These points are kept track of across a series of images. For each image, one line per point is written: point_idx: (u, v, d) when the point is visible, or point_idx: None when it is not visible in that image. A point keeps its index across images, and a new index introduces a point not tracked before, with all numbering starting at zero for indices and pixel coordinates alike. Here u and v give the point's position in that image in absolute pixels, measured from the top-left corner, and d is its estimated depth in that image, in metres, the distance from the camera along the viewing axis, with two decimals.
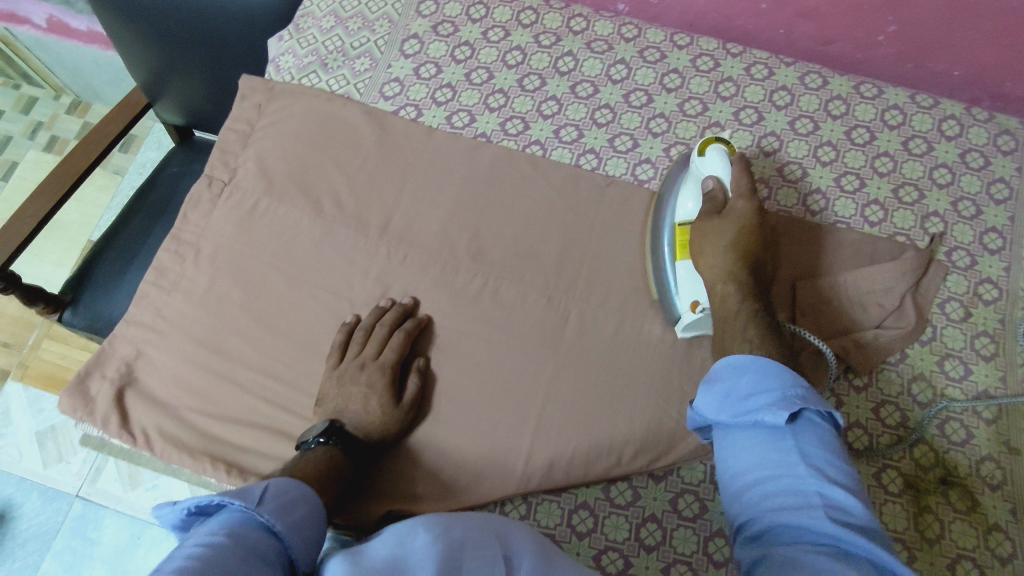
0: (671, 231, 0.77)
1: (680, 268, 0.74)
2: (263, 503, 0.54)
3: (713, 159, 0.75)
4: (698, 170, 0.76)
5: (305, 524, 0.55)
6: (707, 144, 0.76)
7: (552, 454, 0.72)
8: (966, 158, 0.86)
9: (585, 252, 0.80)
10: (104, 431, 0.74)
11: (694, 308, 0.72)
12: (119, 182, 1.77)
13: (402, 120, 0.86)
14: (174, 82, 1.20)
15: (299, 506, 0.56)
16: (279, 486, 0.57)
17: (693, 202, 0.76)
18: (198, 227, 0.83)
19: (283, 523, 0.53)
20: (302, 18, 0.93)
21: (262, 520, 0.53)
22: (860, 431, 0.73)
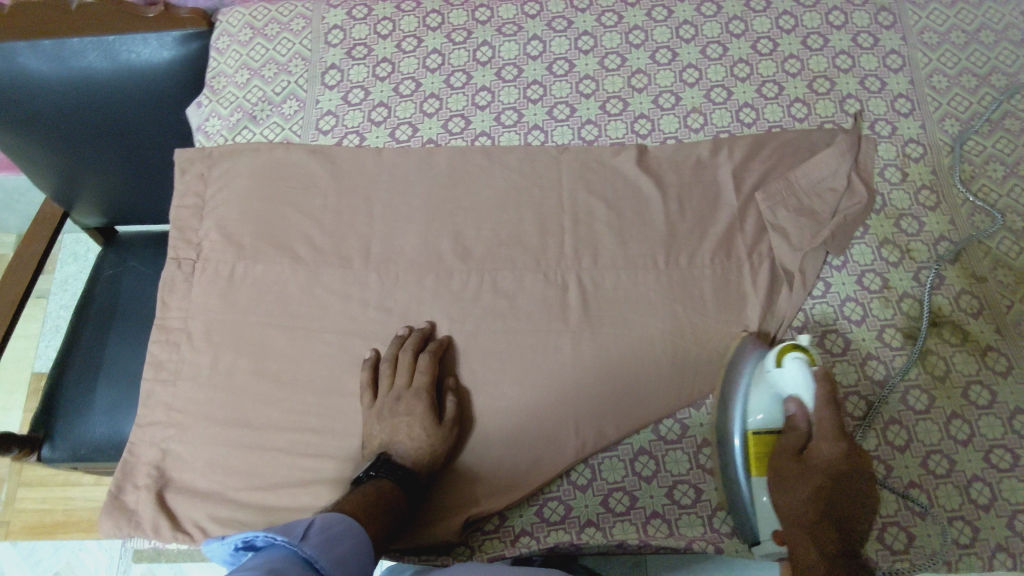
0: (741, 442, 0.72)
1: (755, 483, 0.70)
2: (309, 536, 0.55)
3: (792, 374, 0.69)
4: (773, 380, 0.71)
5: (349, 558, 0.57)
6: (784, 351, 0.71)
7: (597, 414, 0.76)
8: (858, 41, 0.94)
9: (562, 222, 0.84)
10: (157, 537, 0.73)
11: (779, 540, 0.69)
12: (45, 307, 1.68)
13: (349, 150, 0.87)
14: (89, 182, 1.15)
15: (345, 540, 0.58)
16: (324, 521, 0.58)
17: (766, 418, 0.71)
18: (180, 311, 0.81)
19: (328, 556, 0.54)
20: (213, 80, 0.92)
21: (309, 553, 0.53)
22: (854, 304, 0.81)
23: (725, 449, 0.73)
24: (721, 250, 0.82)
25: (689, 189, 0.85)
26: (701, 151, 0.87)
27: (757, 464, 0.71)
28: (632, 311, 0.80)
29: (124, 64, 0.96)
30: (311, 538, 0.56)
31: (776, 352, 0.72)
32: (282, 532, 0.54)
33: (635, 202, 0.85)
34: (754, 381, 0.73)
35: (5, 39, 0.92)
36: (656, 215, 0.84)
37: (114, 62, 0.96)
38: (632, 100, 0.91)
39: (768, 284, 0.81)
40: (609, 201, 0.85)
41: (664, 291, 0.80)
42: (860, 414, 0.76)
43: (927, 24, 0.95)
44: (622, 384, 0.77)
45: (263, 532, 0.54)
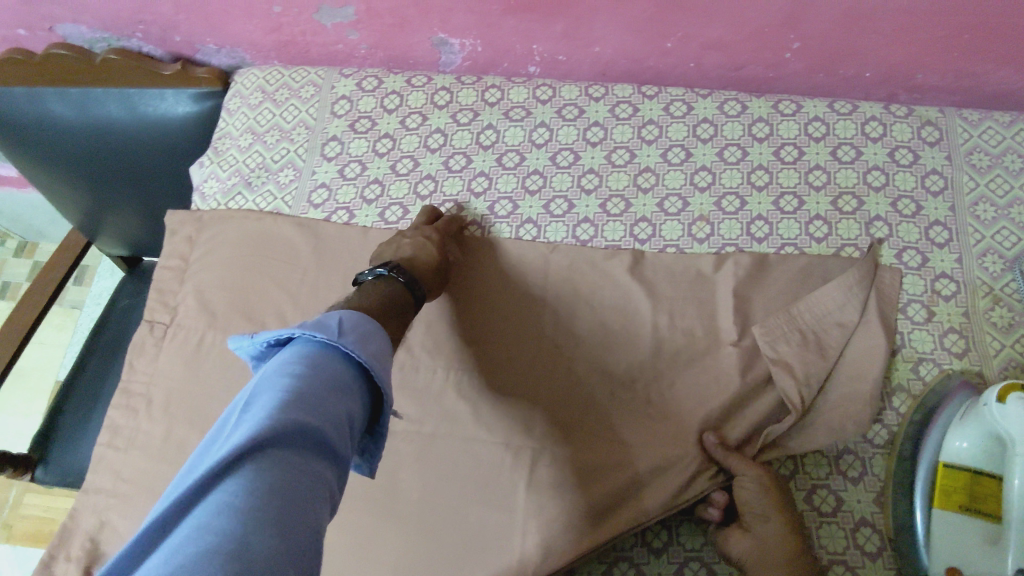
0: (931, 473, 0.68)
1: (937, 516, 0.65)
2: (346, 332, 0.53)
3: (1012, 416, 0.61)
4: (987, 417, 0.64)
5: (383, 356, 0.55)
6: (1009, 391, 0.63)
7: (548, 541, 0.71)
8: (895, 156, 0.86)
9: (539, 327, 0.80)
10: None
11: None
12: (77, 317, 1.75)
13: (335, 226, 0.85)
14: (109, 218, 1.19)
15: (376, 339, 0.56)
16: (353, 318, 0.56)
17: (965, 456, 0.66)
18: (145, 377, 0.81)
19: (366, 354, 0.53)
20: (219, 142, 0.93)
21: (349, 350, 0.52)
22: (852, 458, 0.72)
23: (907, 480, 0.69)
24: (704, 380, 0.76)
25: (681, 305, 0.79)
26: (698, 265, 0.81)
27: (942, 496, 0.66)
28: (601, 426, 0.76)
29: (142, 116, 1.00)
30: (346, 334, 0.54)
31: (1000, 387, 0.64)
32: (317, 328, 0.52)
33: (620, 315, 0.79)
34: (964, 415, 0.67)
35: (35, 85, 0.96)
36: (639, 331, 0.78)
37: (134, 114, 0.99)
38: (635, 201, 0.86)
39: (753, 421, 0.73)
40: (590, 307, 0.80)
41: (634, 419, 0.76)
42: None
43: (977, 144, 0.86)
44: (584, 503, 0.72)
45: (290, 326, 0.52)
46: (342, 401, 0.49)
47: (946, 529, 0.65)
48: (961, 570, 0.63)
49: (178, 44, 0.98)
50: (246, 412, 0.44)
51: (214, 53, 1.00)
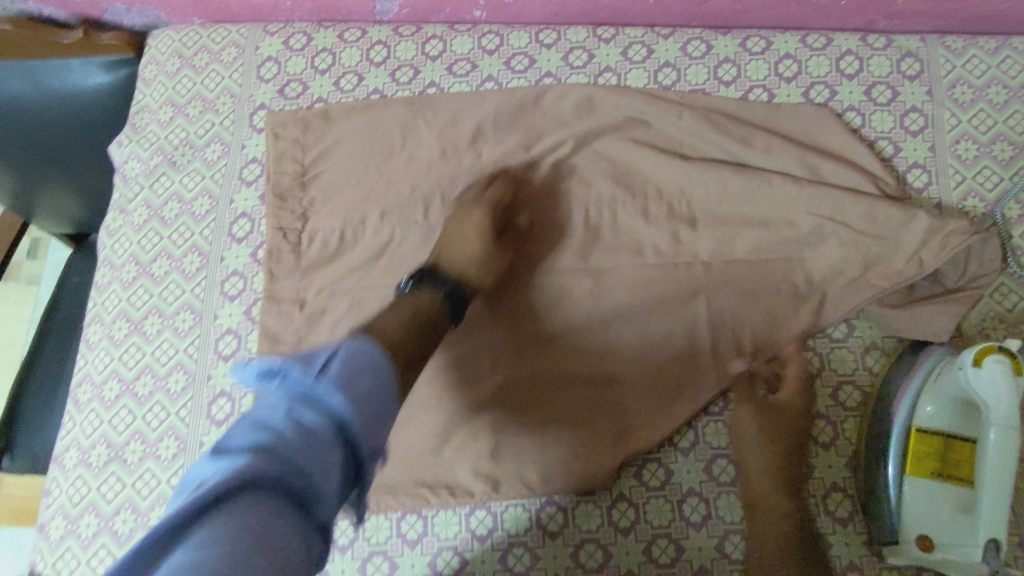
0: (903, 438, 0.65)
1: (909, 484, 0.64)
2: (326, 373, 0.47)
3: (989, 382, 0.59)
4: (962, 381, 0.62)
5: (371, 395, 0.49)
6: (987, 354, 0.60)
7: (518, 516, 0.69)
8: (873, 93, 0.79)
9: (546, 230, 0.76)
10: None
11: (925, 547, 0.62)
12: (34, 292, 1.69)
13: (270, 205, 0.78)
14: (41, 198, 1.11)
15: (369, 375, 0.50)
16: (351, 350, 0.50)
17: (937, 421, 0.64)
18: (78, 377, 0.77)
19: (345, 395, 0.47)
20: (137, 117, 0.84)
21: (323, 392, 0.47)
22: (823, 422, 0.70)
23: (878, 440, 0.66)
24: (673, 322, 0.73)
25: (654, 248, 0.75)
26: (739, 133, 0.77)
27: (913, 462, 0.64)
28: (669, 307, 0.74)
29: (50, 90, 0.91)
30: (332, 370, 0.48)
31: (977, 349, 0.61)
32: (301, 364, 0.48)
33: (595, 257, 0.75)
34: (935, 377, 0.65)
35: None
36: (595, 288, 0.74)
37: (38, 87, 0.91)
38: None
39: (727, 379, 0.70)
40: (726, 159, 0.77)
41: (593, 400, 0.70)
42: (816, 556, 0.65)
43: (960, 75, 0.79)
44: (574, 442, 0.69)
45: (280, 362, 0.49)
46: (303, 490, 0.44)
47: (916, 494, 0.63)
48: (932, 539, 0.62)
49: (79, 3, 0.86)
50: (223, 456, 0.44)
51: (124, 12, 0.88)
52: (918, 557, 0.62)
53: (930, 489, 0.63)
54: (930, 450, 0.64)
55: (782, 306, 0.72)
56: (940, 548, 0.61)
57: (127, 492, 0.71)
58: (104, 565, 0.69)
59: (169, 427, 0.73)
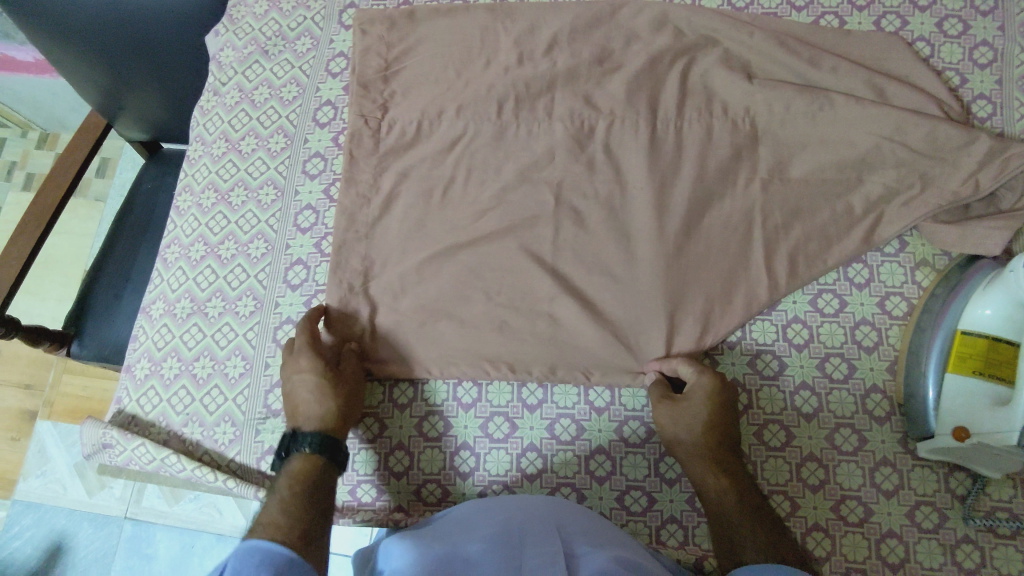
0: (947, 341, 0.67)
1: (949, 382, 0.66)
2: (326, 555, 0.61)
3: None
4: (1014, 285, 0.63)
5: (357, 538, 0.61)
6: None
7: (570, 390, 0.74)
8: (943, 26, 0.81)
9: (614, 132, 0.79)
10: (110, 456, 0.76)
11: (960, 438, 0.64)
12: (101, 208, 1.78)
13: (352, 93, 0.83)
14: (129, 98, 1.19)
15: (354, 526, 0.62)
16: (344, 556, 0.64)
17: (984, 325, 0.65)
18: (168, 241, 0.84)
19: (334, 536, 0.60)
20: (234, 8, 0.90)
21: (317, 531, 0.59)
22: (868, 328, 0.72)
23: (922, 345, 0.69)
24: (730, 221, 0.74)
25: (715, 153, 0.76)
26: (808, 54, 0.79)
27: (955, 362, 0.66)
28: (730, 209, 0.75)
29: None
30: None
31: None
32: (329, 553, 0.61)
33: (656, 159, 0.77)
34: (986, 286, 0.66)
35: None
36: (655, 189, 0.75)
37: None
38: None
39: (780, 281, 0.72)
40: (794, 77, 0.79)
41: (645, 293, 0.73)
42: (850, 448, 0.69)
43: None
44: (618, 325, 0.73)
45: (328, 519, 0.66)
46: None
47: (957, 393, 0.65)
48: (967, 430, 0.63)
49: None
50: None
51: None
52: (952, 450, 0.65)
53: (970, 390, 0.64)
54: (975, 353, 0.65)
55: (835, 217, 0.73)
56: (975, 437, 0.63)
57: (207, 342, 0.78)
58: (184, 403, 0.76)
59: (248, 288, 0.79)
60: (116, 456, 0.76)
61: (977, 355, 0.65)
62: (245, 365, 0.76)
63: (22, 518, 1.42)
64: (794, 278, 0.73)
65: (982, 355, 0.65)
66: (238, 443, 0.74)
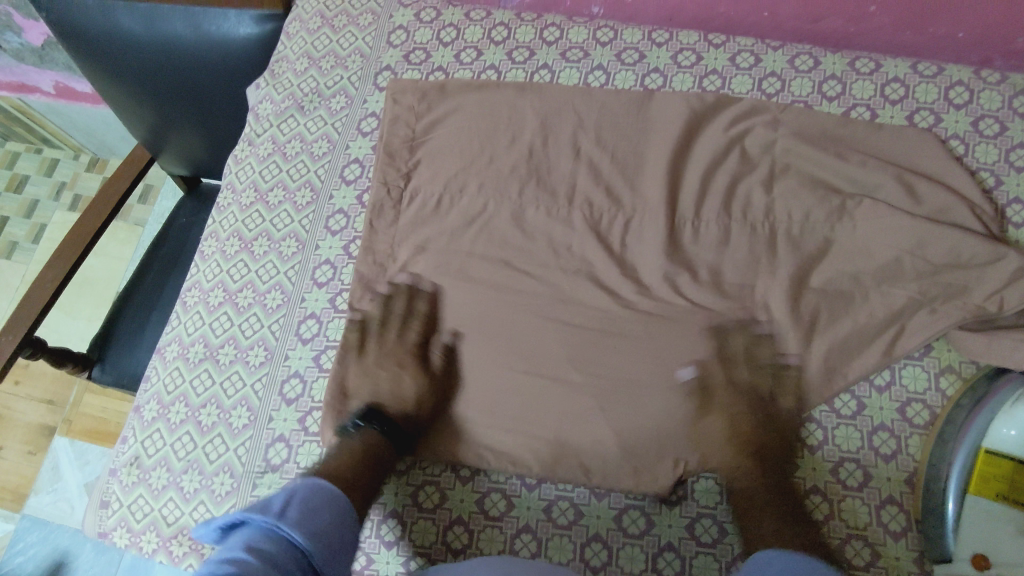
0: (970, 458, 0.65)
1: (969, 503, 0.63)
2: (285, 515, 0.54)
3: None
4: None
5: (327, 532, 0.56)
6: None
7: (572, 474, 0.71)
8: (979, 126, 0.80)
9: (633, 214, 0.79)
10: (107, 500, 0.76)
11: (979, 566, 0.61)
12: (139, 233, 1.84)
13: (380, 155, 0.85)
14: (172, 136, 1.23)
15: (322, 516, 0.56)
16: (305, 494, 0.58)
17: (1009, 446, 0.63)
18: (189, 285, 0.85)
19: (305, 534, 0.54)
20: (276, 64, 0.94)
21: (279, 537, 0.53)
22: (887, 435, 0.69)
23: (942, 458, 0.66)
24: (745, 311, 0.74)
25: (732, 247, 0.77)
26: (834, 149, 0.79)
27: (977, 481, 0.63)
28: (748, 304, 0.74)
29: (205, 34, 1.01)
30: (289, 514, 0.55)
31: None
32: (260, 509, 0.54)
33: (671, 252, 0.77)
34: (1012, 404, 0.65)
35: None
36: (668, 285, 0.75)
37: (197, 32, 1.01)
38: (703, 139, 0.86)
39: (793, 379, 0.71)
40: (820, 170, 0.79)
41: (654, 381, 0.72)
42: (862, 563, 0.65)
43: None
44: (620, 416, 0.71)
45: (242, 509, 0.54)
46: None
47: (976, 515, 0.63)
48: (987, 558, 0.61)
49: None
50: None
51: None
52: None
53: (993, 515, 0.62)
54: (999, 474, 0.63)
55: (851, 320, 0.72)
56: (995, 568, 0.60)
57: (215, 389, 0.78)
58: (187, 449, 0.76)
59: (261, 338, 0.80)
60: (107, 518, 0.76)
61: (1001, 477, 0.63)
62: (250, 416, 0.77)
63: (29, 535, 1.42)
64: (810, 380, 0.71)
65: (1006, 477, 0.63)
66: (233, 496, 0.73)
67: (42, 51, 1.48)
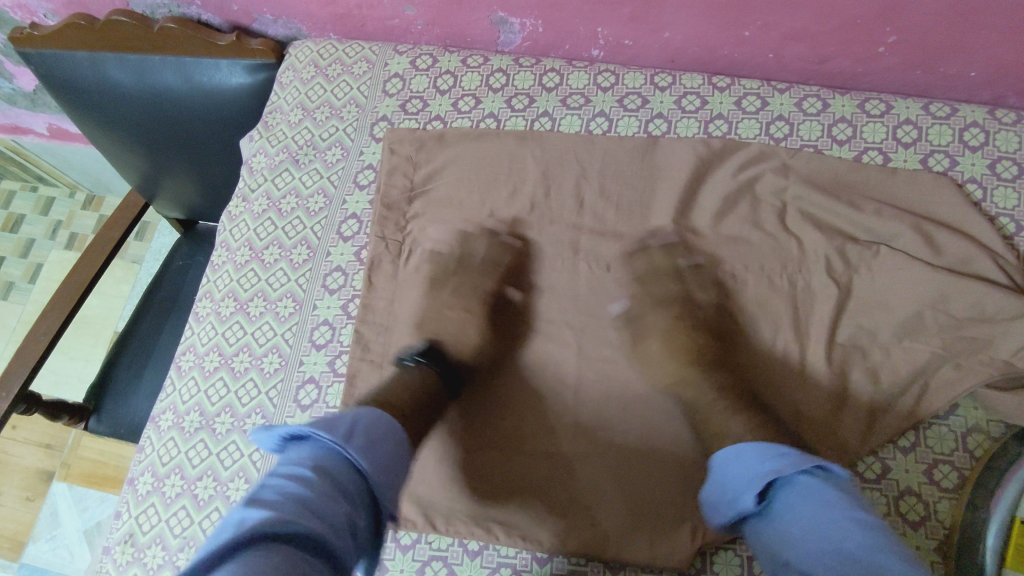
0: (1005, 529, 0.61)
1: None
2: (353, 438, 0.56)
3: None
4: None
5: (389, 460, 0.57)
6: None
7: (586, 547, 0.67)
8: (996, 168, 0.77)
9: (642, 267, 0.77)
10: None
11: None
12: (136, 271, 1.81)
13: (378, 210, 0.82)
14: (167, 182, 1.21)
15: (387, 442, 0.58)
16: (370, 421, 0.59)
17: None
18: (184, 347, 0.82)
19: (368, 461, 0.55)
20: (270, 116, 0.91)
21: (349, 455, 0.55)
22: (915, 500, 0.66)
23: (975, 529, 0.63)
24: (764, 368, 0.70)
25: (746, 301, 0.74)
26: (847, 197, 0.77)
27: (1013, 554, 0.60)
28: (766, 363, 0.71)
29: (197, 85, 0.99)
30: (356, 437, 0.56)
31: None
32: (327, 429, 0.56)
33: (682, 309, 0.75)
34: None
35: (98, 50, 0.97)
36: (680, 343, 0.73)
37: (189, 83, 0.99)
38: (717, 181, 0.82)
39: (815, 441, 0.68)
40: (832, 219, 0.76)
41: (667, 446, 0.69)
42: None
43: None
44: (636, 485, 0.69)
45: (311, 426, 0.56)
46: (342, 507, 0.51)
47: None
48: None
49: (235, 13, 0.96)
50: (252, 502, 0.49)
51: (271, 23, 0.98)
52: None
53: None
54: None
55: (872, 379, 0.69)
56: None
57: (211, 461, 0.75)
58: (182, 526, 0.72)
59: (258, 405, 0.76)
60: None
61: None
62: (247, 488, 0.73)
63: None
64: (831, 443, 0.68)
65: None
66: None
67: (34, 95, 1.46)
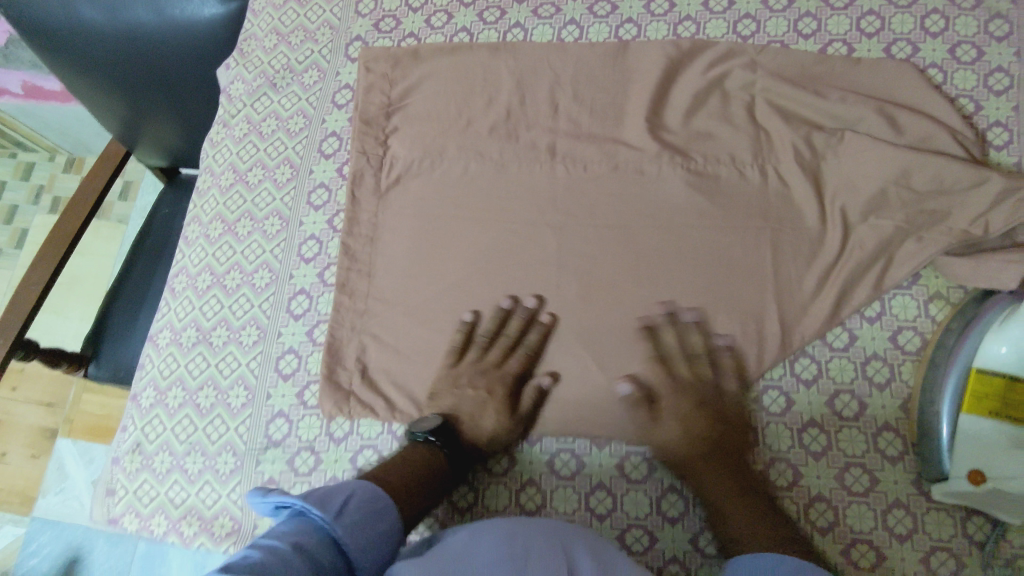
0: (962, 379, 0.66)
1: (963, 423, 0.65)
2: (343, 515, 0.55)
3: None
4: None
5: (376, 543, 0.56)
6: None
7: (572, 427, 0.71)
8: (956, 52, 0.79)
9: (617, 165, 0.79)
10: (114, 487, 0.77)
11: (976, 481, 0.63)
12: (123, 231, 1.82)
13: (358, 125, 0.84)
14: (148, 127, 1.22)
15: (380, 521, 0.57)
16: (364, 493, 0.58)
17: (998, 364, 0.64)
18: (176, 269, 0.85)
19: (354, 543, 0.54)
20: (245, 43, 0.92)
21: (336, 536, 0.54)
22: (880, 364, 0.70)
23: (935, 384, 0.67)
24: (735, 252, 0.74)
25: (718, 191, 0.76)
26: (812, 87, 0.79)
27: (970, 401, 0.65)
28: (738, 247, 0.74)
29: (169, 18, 0.99)
30: (346, 514, 0.55)
31: None
32: (321, 504, 0.54)
33: (655, 201, 0.77)
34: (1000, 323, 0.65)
35: None
36: (655, 234, 0.76)
37: (161, 16, 0.99)
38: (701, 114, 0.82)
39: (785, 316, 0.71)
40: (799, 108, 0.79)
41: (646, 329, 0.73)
42: (861, 489, 0.66)
43: None
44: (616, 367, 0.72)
45: (302, 497, 0.55)
46: None
47: (972, 433, 0.64)
48: (983, 473, 0.63)
49: None
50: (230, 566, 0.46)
51: None
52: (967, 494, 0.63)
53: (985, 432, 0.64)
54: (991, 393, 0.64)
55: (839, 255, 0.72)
56: (992, 484, 0.62)
57: (211, 371, 0.78)
58: (188, 432, 0.76)
59: (252, 317, 0.80)
60: (115, 505, 0.77)
61: (992, 394, 0.64)
62: (247, 394, 0.77)
63: (41, 535, 1.43)
64: (800, 316, 0.71)
65: (996, 395, 0.64)
66: (238, 473, 0.74)
67: None
